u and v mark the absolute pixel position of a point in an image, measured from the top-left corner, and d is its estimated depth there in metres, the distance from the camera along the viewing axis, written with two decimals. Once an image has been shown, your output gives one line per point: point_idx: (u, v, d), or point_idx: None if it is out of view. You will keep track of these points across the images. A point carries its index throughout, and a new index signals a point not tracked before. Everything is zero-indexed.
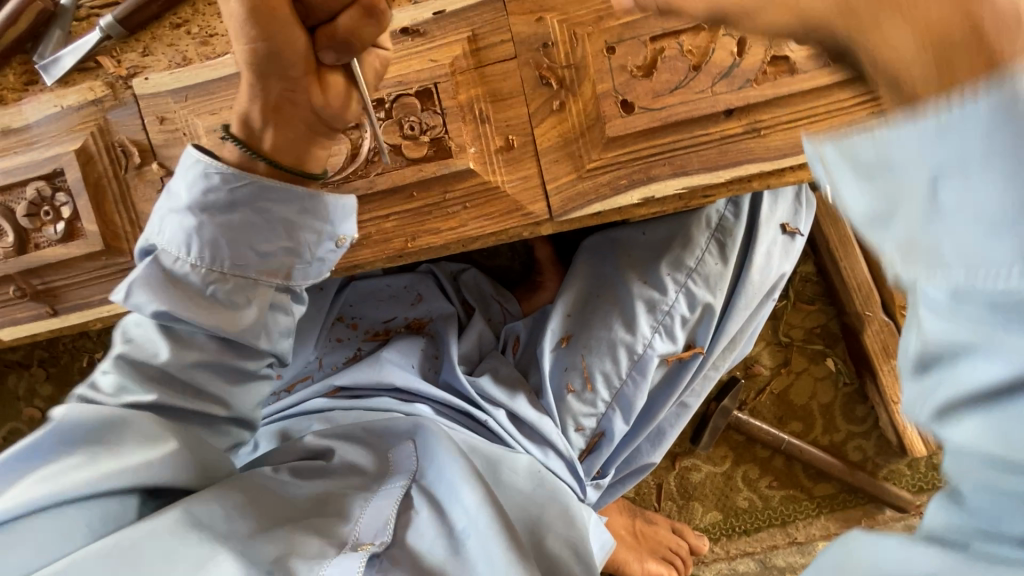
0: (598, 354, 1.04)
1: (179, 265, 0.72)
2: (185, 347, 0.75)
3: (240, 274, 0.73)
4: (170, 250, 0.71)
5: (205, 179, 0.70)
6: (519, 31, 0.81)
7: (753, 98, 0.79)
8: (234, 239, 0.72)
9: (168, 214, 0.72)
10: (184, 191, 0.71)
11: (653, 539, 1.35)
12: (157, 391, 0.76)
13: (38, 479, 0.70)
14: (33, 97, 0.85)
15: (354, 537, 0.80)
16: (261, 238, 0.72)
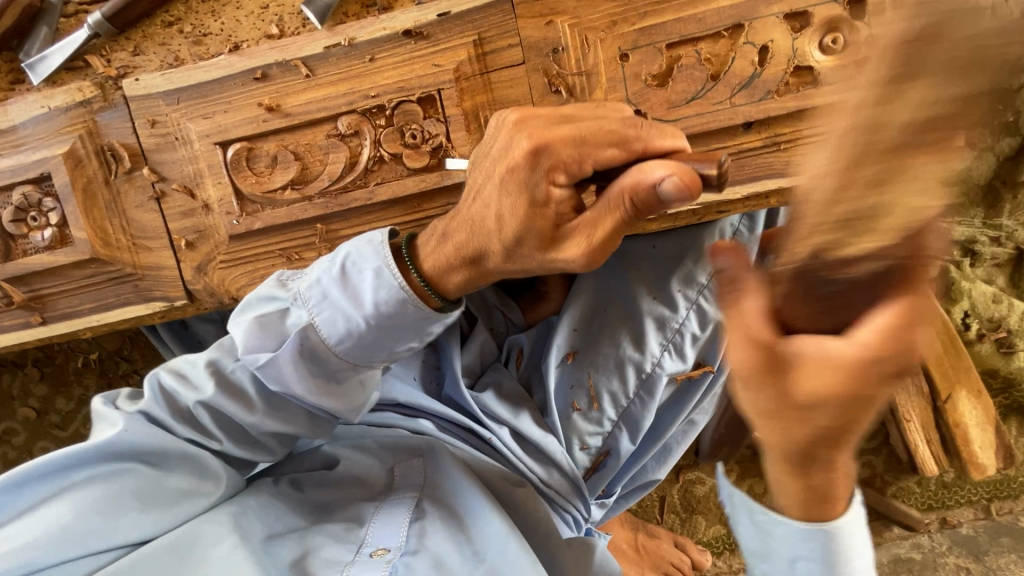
0: (605, 372, 1.04)
1: (318, 347, 0.72)
2: (282, 415, 0.79)
3: (347, 362, 0.74)
4: (318, 328, 0.71)
5: (383, 279, 0.69)
6: (528, 36, 0.77)
7: (773, 111, 0.75)
8: (362, 335, 0.71)
9: (341, 298, 0.70)
10: (365, 284, 0.70)
11: (655, 553, 1.32)
12: (220, 439, 0.80)
13: (86, 496, 0.73)
14: (19, 97, 0.81)
15: (370, 544, 0.81)
16: (375, 337, 0.72)
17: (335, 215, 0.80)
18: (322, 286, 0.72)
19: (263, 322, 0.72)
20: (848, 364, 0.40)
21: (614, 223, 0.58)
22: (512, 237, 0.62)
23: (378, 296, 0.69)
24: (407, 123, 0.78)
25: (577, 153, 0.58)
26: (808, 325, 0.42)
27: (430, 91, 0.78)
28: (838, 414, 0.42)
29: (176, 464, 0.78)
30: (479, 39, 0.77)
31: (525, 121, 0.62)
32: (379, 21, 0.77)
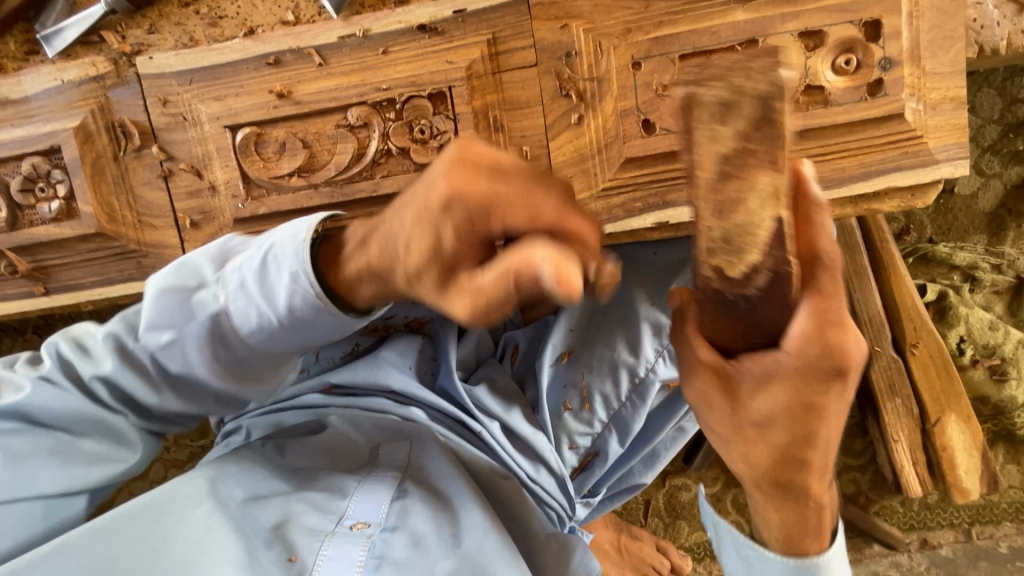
0: (599, 374, 1.05)
1: (227, 333, 0.67)
2: (187, 401, 0.74)
3: (269, 354, 0.69)
4: (230, 315, 0.66)
5: (294, 273, 0.62)
6: (542, 38, 0.77)
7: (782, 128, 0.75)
8: (273, 331, 0.66)
9: (250, 286, 0.64)
10: (275, 277, 0.63)
11: (636, 556, 1.34)
12: (133, 416, 0.75)
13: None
14: (33, 68, 0.82)
15: (350, 517, 0.82)
16: (285, 333, 0.66)
17: (340, 204, 0.81)
18: (240, 273, 0.65)
19: (175, 295, 0.67)
20: (792, 371, 0.50)
21: (559, 259, 0.51)
22: (414, 269, 0.51)
23: (292, 301, 0.63)
24: (416, 118, 0.79)
25: (483, 212, 0.49)
26: (738, 345, 0.54)
27: (441, 87, 0.78)
28: (789, 432, 0.55)
29: (92, 433, 0.74)
30: (493, 38, 0.77)
31: (457, 163, 0.50)
32: (394, 15, 0.77)
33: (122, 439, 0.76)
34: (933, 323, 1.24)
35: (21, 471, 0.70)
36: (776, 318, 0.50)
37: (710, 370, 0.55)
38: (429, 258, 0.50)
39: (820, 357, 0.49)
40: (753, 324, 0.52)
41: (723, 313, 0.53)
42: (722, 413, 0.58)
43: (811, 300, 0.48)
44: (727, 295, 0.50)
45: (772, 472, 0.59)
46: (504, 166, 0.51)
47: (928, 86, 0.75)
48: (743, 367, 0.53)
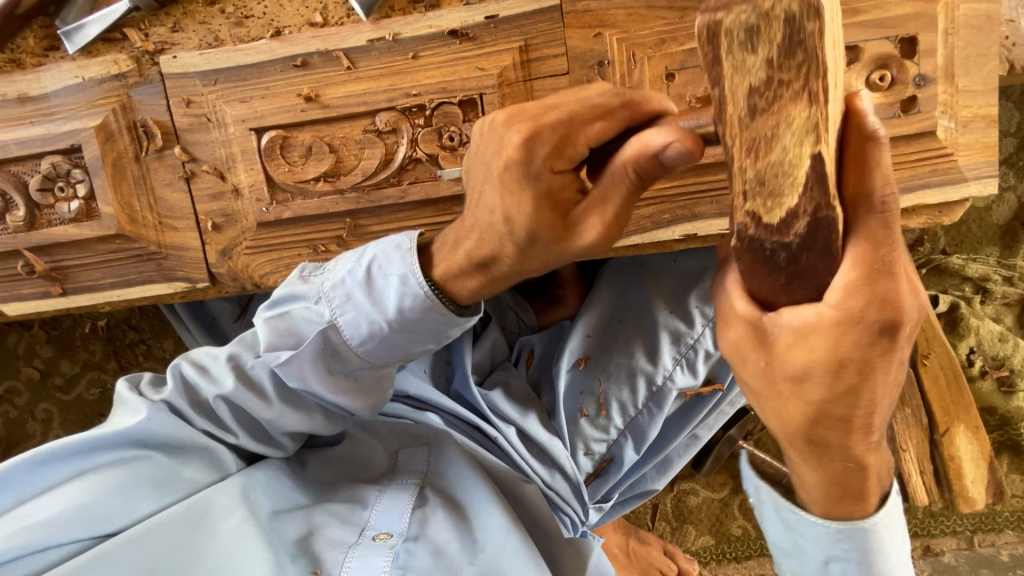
0: (616, 381, 1.05)
1: (340, 347, 0.72)
2: (298, 411, 0.80)
3: (375, 363, 0.74)
4: (341, 328, 0.71)
5: (401, 280, 0.68)
6: (575, 46, 0.76)
7: None
8: (387, 338, 0.71)
9: (360, 301, 0.70)
10: (384, 288, 0.69)
11: (645, 559, 1.34)
12: (238, 433, 0.82)
13: (103, 476, 0.74)
14: (52, 64, 0.80)
15: (373, 528, 0.81)
16: (393, 339, 0.71)
17: (366, 210, 0.80)
18: (345, 287, 0.71)
19: (281, 319, 0.73)
20: (827, 329, 0.43)
21: (623, 198, 0.55)
22: (529, 230, 0.59)
23: (401, 303, 0.68)
24: (446, 125, 0.78)
25: (568, 134, 0.57)
26: (788, 300, 0.47)
27: (472, 94, 0.77)
28: (828, 388, 0.46)
29: (192, 457, 0.80)
30: (525, 45, 0.76)
31: (516, 118, 0.59)
32: (425, 19, 0.76)
33: (219, 462, 0.82)
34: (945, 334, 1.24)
35: (124, 493, 0.74)
36: (822, 270, 0.44)
37: (747, 326, 0.49)
38: (517, 176, 0.57)
39: (871, 305, 0.42)
40: (796, 274, 0.45)
41: (771, 265, 0.46)
42: (757, 370, 0.50)
43: (860, 243, 0.42)
44: (765, 243, 0.44)
45: (808, 433, 0.51)
46: (560, 101, 0.58)
47: (961, 104, 0.74)
48: (781, 320, 0.47)
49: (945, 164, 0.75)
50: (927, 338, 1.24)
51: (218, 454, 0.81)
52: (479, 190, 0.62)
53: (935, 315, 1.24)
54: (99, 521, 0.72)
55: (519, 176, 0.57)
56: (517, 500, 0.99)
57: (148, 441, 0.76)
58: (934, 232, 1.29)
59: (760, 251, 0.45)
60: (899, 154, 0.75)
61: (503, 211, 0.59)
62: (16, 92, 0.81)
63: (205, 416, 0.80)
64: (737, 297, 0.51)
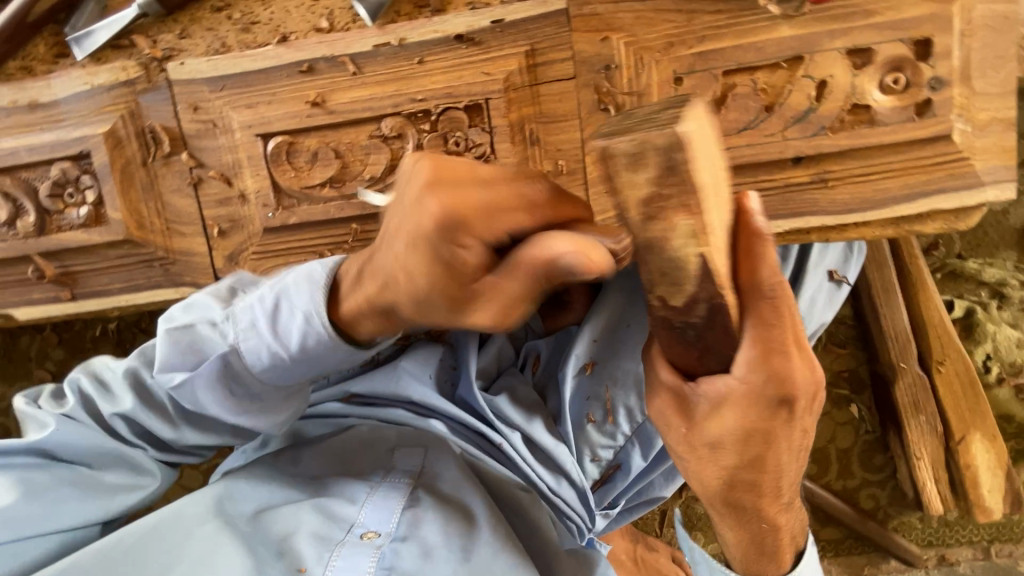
0: (623, 387, 1.04)
1: (239, 371, 0.70)
2: (204, 431, 0.78)
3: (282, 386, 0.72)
4: (241, 352, 0.69)
5: (305, 310, 0.66)
6: (581, 50, 0.75)
7: (826, 147, 0.73)
8: (288, 364, 0.69)
9: (264, 328, 0.68)
10: (289, 317, 0.67)
11: (652, 566, 1.33)
12: (147, 448, 0.79)
13: (15, 481, 0.72)
14: (62, 71, 0.81)
15: (361, 526, 0.82)
16: (297, 367, 0.70)
17: (371, 215, 0.80)
18: (251, 313, 0.69)
19: (183, 335, 0.70)
20: (738, 396, 0.50)
21: (527, 293, 0.53)
22: (422, 287, 0.54)
23: (304, 340, 0.67)
24: (452, 130, 0.78)
25: (484, 219, 0.51)
26: (700, 369, 0.52)
27: (478, 99, 0.76)
28: (739, 454, 0.55)
29: (109, 465, 0.77)
30: (531, 50, 0.76)
31: (438, 180, 0.52)
32: (431, 24, 0.76)
33: (140, 468, 0.79)
34: (960, 339, 1.21)
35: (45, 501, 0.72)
36: (727, 344, 0.48)
37: (670, 394, 0.53)
38: (419, 237, 0.52)
39: (768, 381, 0.48)
40: (704, 348, 0.49)
41: (686, 342, 0.50)
42: (680, 434, 0.56)
43: (754, 326, 0.47)
44: (675, 322, 0.48)
45: (726, 496, 0.60)
46: (492, 178, 0.53)
47: (977, 107, 0.72)
48: (701, 387, 0.51)
49: (962, 168, 0.73)
50: (941, 343, 1.21)
51: (132, 461, 0.78)
52: (390, 241, 0.57)
53: (950, 321, 1.22)
54: (29, 527, 0.72)
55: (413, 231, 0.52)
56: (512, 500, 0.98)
57: (65, 450, 0.74)
58: (950, 235, 1.28)
59: (673, 327, 0.49)
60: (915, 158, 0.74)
61: (403, 267, 0.55)
62: (26, 99, 0.81)
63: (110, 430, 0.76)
64: (660, 366, 0.54)
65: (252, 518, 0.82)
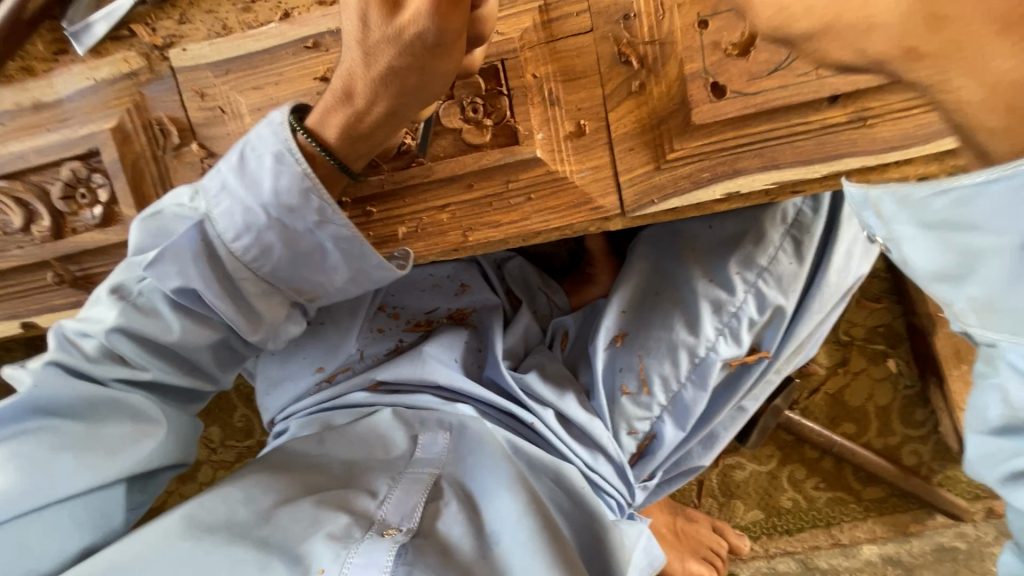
0: (656, 356, 1.00)
1: (217, 247, 0.72)
2: (198, 328, 0.78)
3: (263, 276, 0.74)
4: (218, 226, 0.71)
5: (288, 177, 0.69)
6: (597, 1, 0.72)
7: (865, 82, 0.69)
8: (275, 247, 0.72)
9: (245, 197, 0.69)
10: (265, 179, 0.69)
11: (693, 538, 1.32)
12: (151, 368, 0.80)
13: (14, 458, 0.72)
14: (64, 69, 0.79)
15: (382, 521, 0.81)
16: (286, 255, 0.72)
17: (391, 193, 0.78)
18: (222, 178, 0.70)
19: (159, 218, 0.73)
20: None
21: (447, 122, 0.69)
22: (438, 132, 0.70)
23: (286, 198, 0.69)
24: (468, 96, 0.75)
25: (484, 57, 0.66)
26: None
27: (492, 61, 0.73)
28: None
29: (110, 414, 0.78)
30: (545, 5, 0.73)
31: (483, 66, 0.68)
32: None
33: (141, 413, 0.80)
34: None
35: (46, 462, 0.73)
36: None
37: None
38: (414, 43, 0.61)
39: None
40: None
41: None
42: None
43: None
44: None
45: None
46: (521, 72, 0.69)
47: None
48: None
49: None
50: None
51: (131, 403, 0.79)
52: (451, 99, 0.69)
53: None
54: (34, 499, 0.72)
55: (388, 37, 0.62)
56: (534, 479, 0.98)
57: (56, 409, 0.76)
58: None
59: None
60: None
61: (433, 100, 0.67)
62: (30, 100, 0.79)
63: (107, 367, 0.78)
64: None
65: (265, 522, 0.80)
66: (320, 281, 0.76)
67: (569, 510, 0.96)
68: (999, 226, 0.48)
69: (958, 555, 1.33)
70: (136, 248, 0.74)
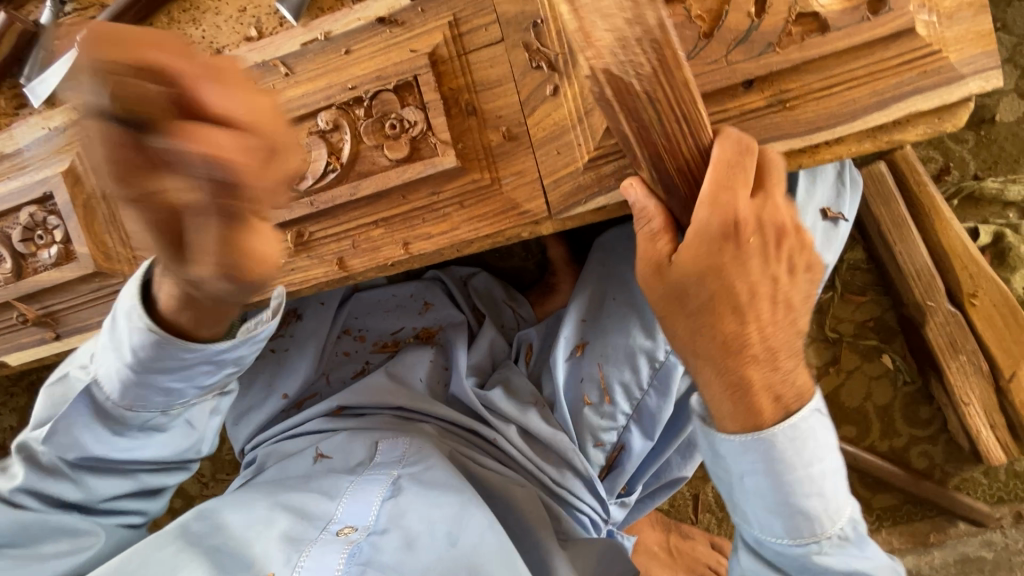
0: (615, 363, 0.98)
1: (104, 402, 0.79)
2: (113, 476, 0.87)
3: (171, 408, 0.81)
4: (106, 390, 0.78)
5: (145, 345, 0.72)
6: (505, 11, 0.73)
7: (776, 65, 0.68)
8: (158, 385, 0.77)
9: (117, 363, 0.75)
10: (123, 337, 0.73)
11: (689, 556, 1.25)
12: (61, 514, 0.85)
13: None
14: (22, 121, 0.85)
15: (338, 522, 0.83)
16: (175, 380, 0.77)
17: (324, 212, 0.80)
18: (99, 351, 0.77)
19: (58, 387, 0.81)
20: None
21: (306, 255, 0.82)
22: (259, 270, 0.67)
23: (135, 350, 0.72)
24: (386, 113, 0.77)
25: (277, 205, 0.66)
26: None
27: (406, 77, 0.75)
28: None
29: (44, 535, 0.84)
30: (454, 21, 0.75)
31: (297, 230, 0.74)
32: (353, 13, 0.76)
33: (73, 531, 0.86)
34: (990, 265, 1.11)
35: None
36: None
37: None
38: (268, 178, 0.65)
39: None
40: None
41: None
42: None
43: None
44: None
45: None
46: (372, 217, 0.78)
47: None
48: None
49: (935, 65, 0.67)
50: (969, 273, 1.11)
51: (55, 523, 0.84)
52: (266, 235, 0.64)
53: (975, 247, 1.12)
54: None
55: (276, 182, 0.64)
56: (492, 491, 0.97)
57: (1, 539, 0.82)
58: (961, 157, 1.17)
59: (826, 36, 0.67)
60: (880, 61, 0.67)
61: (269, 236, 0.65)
62: None
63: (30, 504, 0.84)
64: None
65: (217, 531, 0.81)
66: (229, 374, 0.82)
67: (538, 515, 0.94)
68: (738, 466, 0.76)
69: (984, 565, 1.21)
70: (36, 420, 0.82)
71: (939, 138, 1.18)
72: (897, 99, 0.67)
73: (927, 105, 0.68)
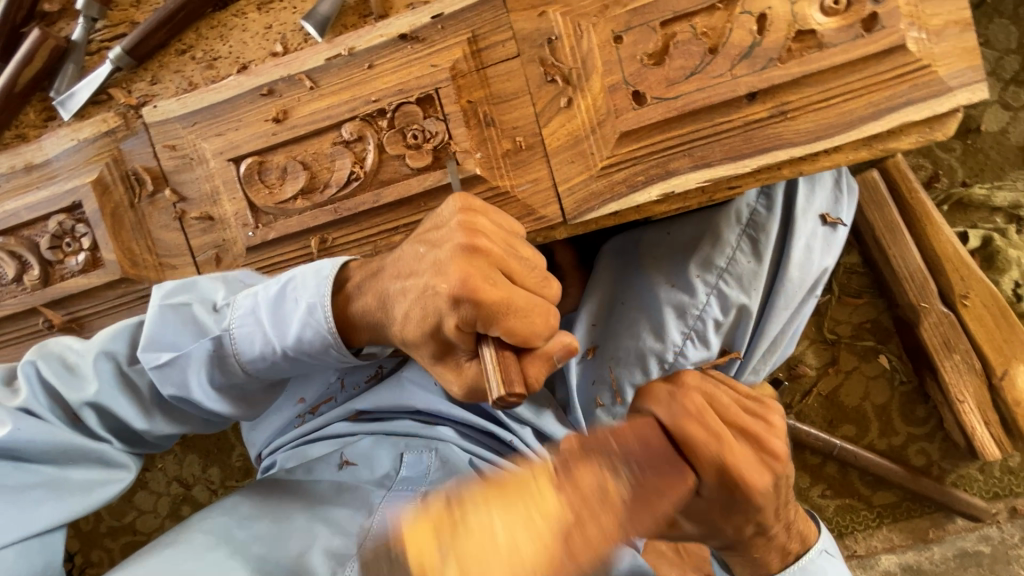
0: (626, 364, 1.01)
1: (228, 355, 0.77)
2: (176, 421, 0.83)
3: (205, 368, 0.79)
4: (237, 339, 0.76)
5: (313, 326, 0.74)
6: (521, 28, 0.78)
7: (778, 78, 0.73)
8: (214, 351, 0.77)
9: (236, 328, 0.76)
10: (293, 316, 0.74)
11: (696, 555, 1.27)
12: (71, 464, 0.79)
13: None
14: (51, 133, 0.88)
15: (372, 538, 0.85)
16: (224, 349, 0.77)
17: (345, 219, 0.83)
18: (251, 309, 0.76)
19: (183, 313, 0.77)
20: None
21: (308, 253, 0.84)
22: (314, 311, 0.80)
23: (302, 332, 0.74)
24: (408, 124, 0.80)
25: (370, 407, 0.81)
26: None
27: (428, 90, 0.79)
28: None
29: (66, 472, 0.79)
30: (473, 37, 0.79)
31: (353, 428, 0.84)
32: (376, 29, 0.80)
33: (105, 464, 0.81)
34: (980, 268, 1.16)
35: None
36: None
37: None
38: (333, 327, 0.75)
39: None
40: None
41: None
42: None
43: None
44: None
45: None
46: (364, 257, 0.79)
47: (928, 14, 0.71)
48: None
49: (926, 77, 0.71)
50: (961, 276, 1.16)
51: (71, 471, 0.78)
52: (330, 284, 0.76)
53: (965, 250, 1.17)
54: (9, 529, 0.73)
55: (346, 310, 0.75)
56: None
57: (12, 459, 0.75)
58: (950, 165, 1.22)
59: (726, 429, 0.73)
60: (874, 75, 0.72)
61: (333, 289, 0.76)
62: (22, 163, 0.88)
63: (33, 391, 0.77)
64: None
65: (261, 539, 0.84)
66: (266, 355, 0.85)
67: None
68: None
69: (982, 559, 1.25)
70: (153, 343, 0.76)
71: (928, 147, 1.23)
72: (892, 110, 0.72)
73: (921, 115, 0.72)
